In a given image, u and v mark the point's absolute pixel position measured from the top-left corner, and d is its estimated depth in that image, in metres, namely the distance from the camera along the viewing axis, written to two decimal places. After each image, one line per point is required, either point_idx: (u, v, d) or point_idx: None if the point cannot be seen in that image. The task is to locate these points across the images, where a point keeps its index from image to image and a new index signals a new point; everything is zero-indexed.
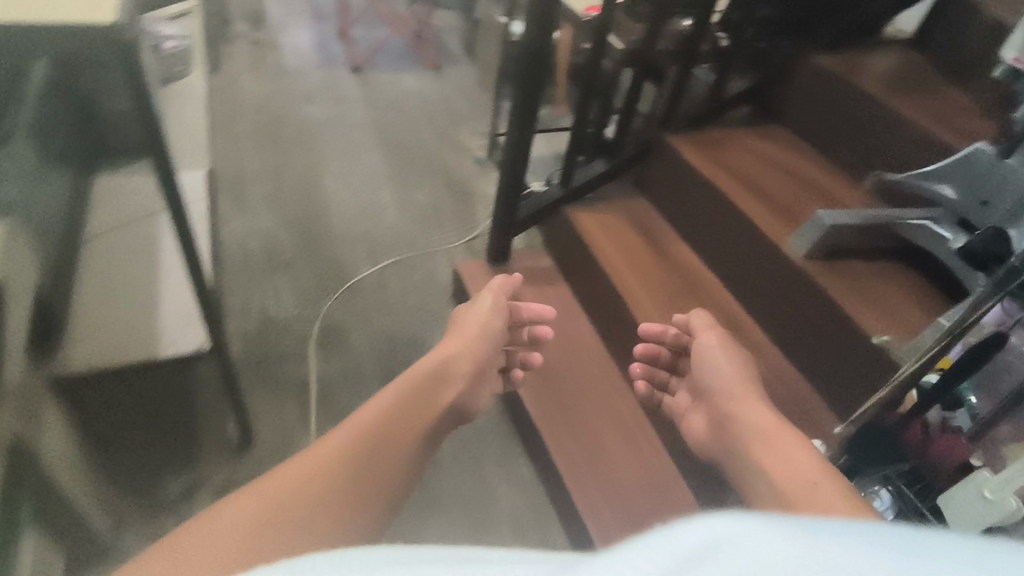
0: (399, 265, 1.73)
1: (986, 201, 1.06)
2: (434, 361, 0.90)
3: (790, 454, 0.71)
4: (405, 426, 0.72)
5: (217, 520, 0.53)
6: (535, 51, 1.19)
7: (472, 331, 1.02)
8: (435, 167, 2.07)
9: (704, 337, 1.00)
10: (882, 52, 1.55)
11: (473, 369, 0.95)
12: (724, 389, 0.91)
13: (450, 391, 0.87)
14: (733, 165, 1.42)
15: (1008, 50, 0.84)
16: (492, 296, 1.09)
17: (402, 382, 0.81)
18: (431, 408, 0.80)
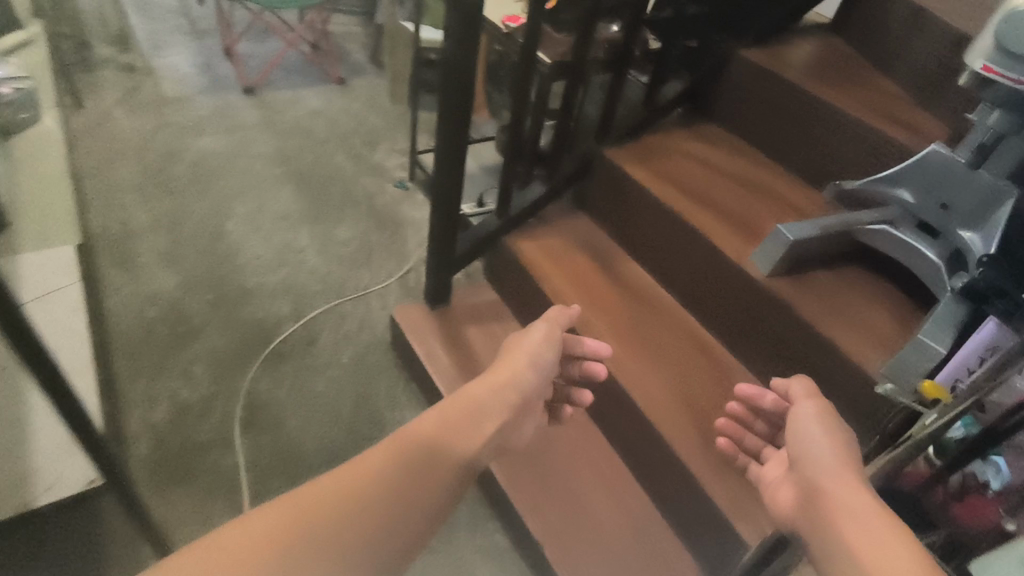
0: (327, 316, 1.54)
1: (946, 204, 1.01)
2: (472, 403, 0.86)
3: (885, 537, 0.62)
4: (437, 460, 0.74)
5: (249, 525, 0.60)
6: (459, 77, 1.04)
7: (518, 367, 0.94)
8: (354, 196, 1.87)
9: (804, 409, 0.84)
10: (810, 42, 1.50)
11: (509, 412, 0.89)
12: (813, 454, 0.77)
13: (489, 430, 0.84)
14: (678, 176, 1.34)
15: (975, 59, 0.78)
16: (549, 328, 1.03)
17: (440, 414, 0.81)
18: (466, 444, 0.80)
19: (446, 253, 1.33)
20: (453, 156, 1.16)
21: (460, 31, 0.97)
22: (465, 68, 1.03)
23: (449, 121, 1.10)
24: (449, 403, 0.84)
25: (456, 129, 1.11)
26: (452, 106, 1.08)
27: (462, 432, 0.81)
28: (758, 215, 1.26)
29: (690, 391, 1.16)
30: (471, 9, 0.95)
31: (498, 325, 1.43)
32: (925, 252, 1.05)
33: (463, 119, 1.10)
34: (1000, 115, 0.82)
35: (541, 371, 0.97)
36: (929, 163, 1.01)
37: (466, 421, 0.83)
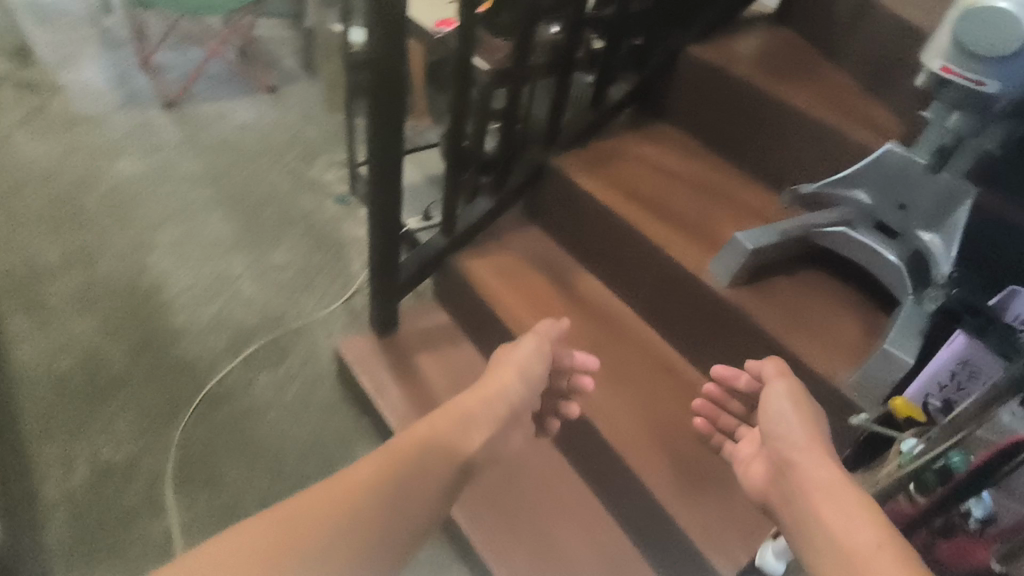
0: (267, 351, 1.43)
1: (904, 204, 0.97)
2: (461, 417, 0.85)
3: (853, 512, 0.63)
4: (427, 468, 0.75)
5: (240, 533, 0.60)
6: (387, 94, 0.94)
7: (505, 379, 0.92)
8: (291, 216, 1.75)
9: (775, 387, 0.84)
10: (757, 31, 1.44)
11: (497, 423, 0.87)
12: (784, 434, 0.78)
13: (478, 438, 0.84)
14: (631, 183, 1.28)
15: (933, 59, 0.73)
16: (537, 339, 0.99)
17: (433, 429, 0.81)
18: (458, 453, 0.80)
19: (391, 279, 1.24)
20: (389, 179, 1.07)
21: (381, 45, 0.88)
22: (393, 84, 0.93)
23: (381, 142, 1.01)
24: (437, 415, 0.84)
25: (389, 151, 1.02)
26: (383, 126, 0.98)
27: (454, 441, 0.81)
28: (715, 222, 1.21)
29: (655, 412, 1.11)
30: (393, 20, 0.86)
31: (453, 349, 1.35)
32: (885, 253, 1.00)
33: (396, 139, 1.01)
34: (960, 117, 0.77)
35: (529, 380, 0.94)
36: (886, 162, 0.96)
37: (455, 431, 0.83)
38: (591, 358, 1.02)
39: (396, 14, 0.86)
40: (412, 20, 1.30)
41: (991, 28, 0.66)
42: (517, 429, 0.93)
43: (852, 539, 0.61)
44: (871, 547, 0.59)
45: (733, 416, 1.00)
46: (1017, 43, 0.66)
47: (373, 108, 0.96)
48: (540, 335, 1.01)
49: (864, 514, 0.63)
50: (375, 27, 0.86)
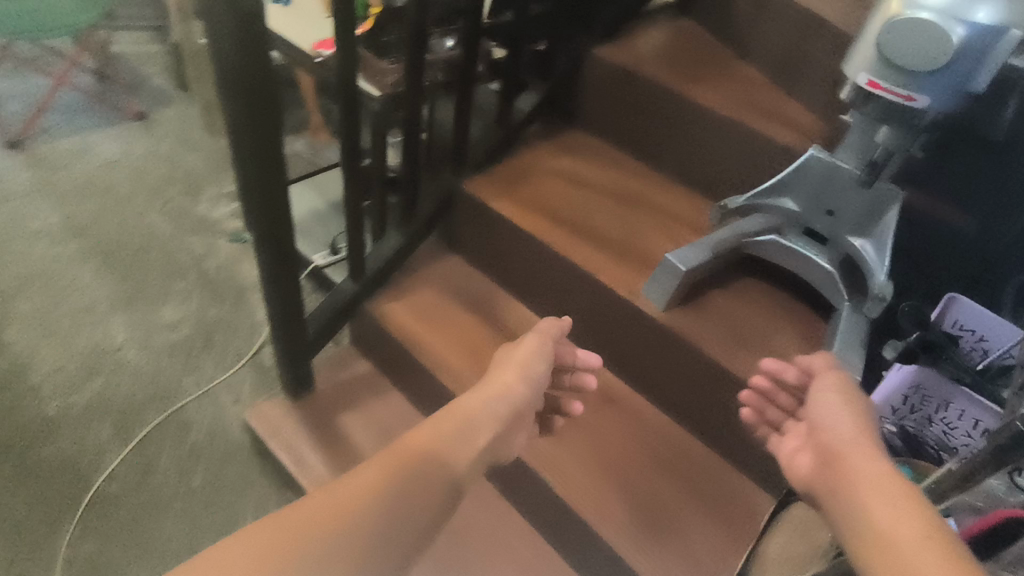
0: (163, 431, 1.25)
1: (833, 210, 0.93)
2: (466, 415, 0.77)
3: (898, 500, 0.52)
4: (434, 471, 0.65)
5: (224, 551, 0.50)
6: (262, 150, 0.78)
7: (507, 379, 0.84)
8: (178, 264, 1.55)
9: (825, 379, 0.71)
10: (659, 25, 1.38)
11: (500, 425, 0.78)
12: (832, 425, 0.65)
13: (482, 440, 0.75)
14: (550, 203, 1.19)
15: (858, 74, 0.67)
16: (537, 339, 0.90)
17: (437, 430, 0.71)
18: (464, 454, 0.71)
19: (298, 340, 1.08)
20: (282, 238, 0.92)
21: (245, 96, 0.72)
22: (269, 138, 0.78)
23: (263, 201, 0.85)
24: (442, 414, 0.75)
25: (275, 210, 0.87)
26: (263, 184, 0.83)
27: (455, 441, 0.72)
28: (642, 236, 1.14)
29: (605, 450, 1.04)
30: (258, 67, 0.70)
31: (379, 401, 1.22)
32: (817, 260, 0.97)
33: (281, 195, 0.85)
34: (889, 131, 0.72)
35: (532, 380, 0.86)
36: (812, 168, 0.92)
37: (458, 437, 0.72)
38: (593, 356, 0.95)
39: (262, 61, 0.70)
40: (287, 42, 1.16)
41: (918, 41, 0.61)
42: (520, 430, 0.85)
43: (899, 537, 0.49)
44: (914, 535, 0.49)
45: (782, 411, 0.83)
46: (947, 57, 0.61)
47: (246, 166, 0.80)
48: (543, 333, 0.92)
49: (913, 509, 0.51)
50: (229, 78, 0.70)
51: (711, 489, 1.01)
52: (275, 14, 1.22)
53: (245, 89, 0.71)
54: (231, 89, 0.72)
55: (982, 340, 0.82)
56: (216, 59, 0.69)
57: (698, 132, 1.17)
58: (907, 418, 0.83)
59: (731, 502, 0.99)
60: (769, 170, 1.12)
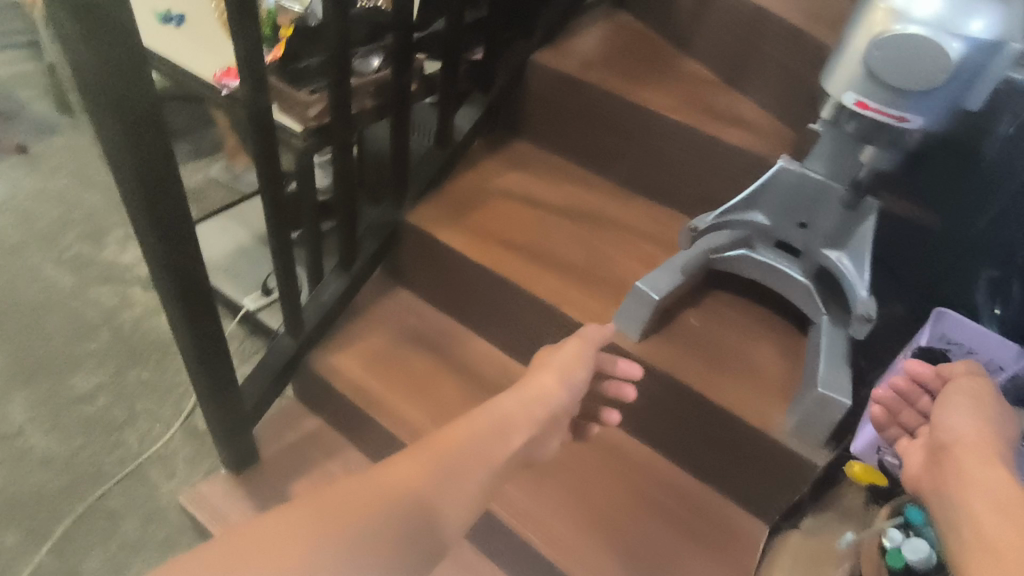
0: (85, 526, 1.08)
1: (804, 222, 0.88)
2: (499, 420, 0.72)
3: (1009, 506, 0.47)
4: (466, 471, 0.64)
5: (278, 516, 0.51)
6: (164, 211, 0.65)
7: (546, 383, 0.78)
8: (86, 323, 1.36)
9: (960, 383, 0.63)
10: (597, 22, 1.29)
11: (535, 429, 0.75)
12: (956, 425, 0.58)
13: (515, 444, 0.71)
14: (504, 230, 1.09)
15: (843, 93, 0.62)
16: (580, 342, 0.83)
17: (473, 429, 0.69)
18: (495, 455, 0.69)
19: (235, 416, 0.95)
20: (201, 312, 0.77)
21: (131, 146, 0.59)
22: (170, 192, 0.64)
23: (174, 272, 0.71)
24: (478, 414, 0.72)
25: (191, 279, 0.73)
26: (175, 251, 0.69)
27: (490, 448, 0.68)
28: (604, 257, 1.07)
29: (586, 492, 0.95)
30: (145, 112, 0.58)
31: (335, 463, 1.09)
32: (791, 273, 0.92)
33: (196, 262, 0.71)
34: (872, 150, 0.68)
35: (572, 390, 0.80)
36: (781, 181, 0.86)
37: (491, 440, 0.69)
38: (634, 367, 0.85)
39: (147, 101, 0.57)
40: (184, 72, 1.02)
41: (913, 59, 0.56)
42: (557, 435, 0.81)
43: (1005, 547, 0.44)
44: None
45: (921, 415, 0.71)
46: (944, 76, 0.56)
47: (147, 231, 0.66)
48: (587, 338, 0.84)
49: None
50: (109, 127, 0.57)
51: (705, 523, 0.93)
52: (166, 40, 1.08)
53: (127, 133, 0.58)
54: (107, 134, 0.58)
55: (971, 352, 0.79)
56: (88, 104, 0.56)
57: (652, 140, 1.10)
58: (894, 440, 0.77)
59: (724, 536, 0.92)
60: (731, 177, 1.05)
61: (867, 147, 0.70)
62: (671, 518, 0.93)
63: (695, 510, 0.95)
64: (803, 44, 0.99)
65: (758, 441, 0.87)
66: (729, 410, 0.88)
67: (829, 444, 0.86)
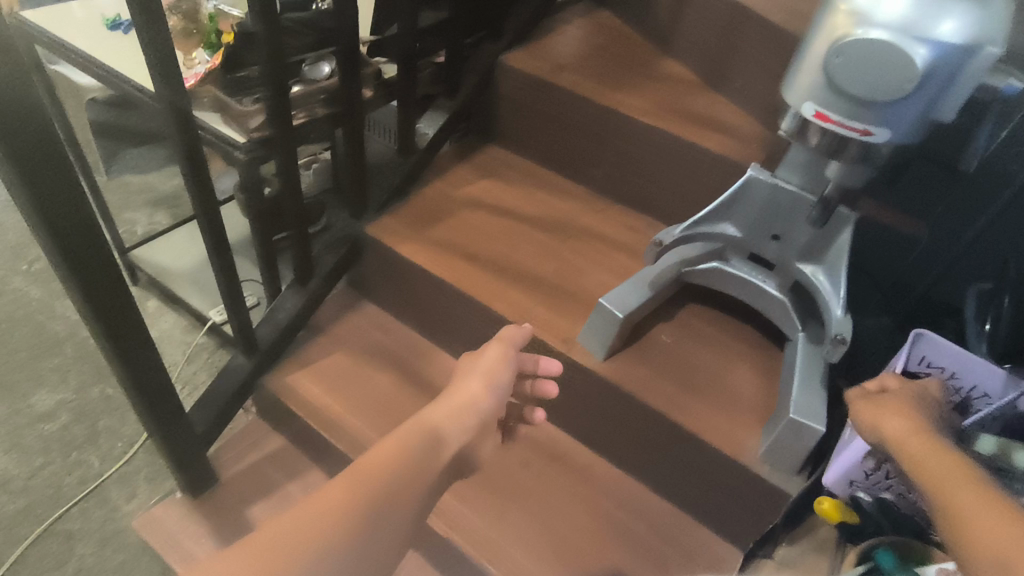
0: (39, 552, 1.05)
1: (778, 235, 0.82)
2: (427, 430, 0.66)
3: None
4: (399, 494, 0.57)
5: (254, 538, 0.49)
6: (52, 195, 0.55)
7: (472, 390, 0.72)
8: (51, 338, 1.33)
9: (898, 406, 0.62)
10: (570, 21, 1.23)
11: (467, 438, 0.69)
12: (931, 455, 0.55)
13: (445, 456, 0.65)
14: (468, 242, 1.05)
15: (801, 101, 0.58)
16: (500, 346, 0.78)
17: (398, 443, 0.62)
18: (430, 468, 0.62)
19: (181, 442, 0.90)
20: (108, 308, 0.67)
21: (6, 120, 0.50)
22: (64, 186, 0.56)
23: (70, 262, 0.60)
24: (399, 433, 0.64)
25: (89, 273, 0.62)
26: (66, 236, 0.59)
27: (419, 462, 0.61)
28: (572, 268, 1.02)
29: (550, 519, 0.91)
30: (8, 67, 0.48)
31: (295, 484, 1.05)
32: (766, 287, 0.85)
33: (96, 250, 0.62)
34: (838, 166, 0.68)
35: (498, 394, 0.74)
36: (752, 192, 0.80)
37: (425, 449, 0.63)
38: (554, 364, 0.83)
39: (19, 67, 0.48)
40: (121, 79, 0.99)
41: (873, 68, 0.52)
42: (488, 439, 0.74)
43: None
44: None
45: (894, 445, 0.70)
46: (909, 85, 0.52)
47: (37, 228, 0.57)
48: (506, 341, 0.79)
49: None
50: None
51: (674, 552, 0.88)
52: (113, 48, 1.04)
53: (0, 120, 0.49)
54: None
55: (954, 377, 0.73)
56: None
57: (624, 144, 1.05)
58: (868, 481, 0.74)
59: (696, 566, 0.87)
60: (707, 182, 0.99)
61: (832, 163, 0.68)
62: (640, 546, 0.88)
63: (665, 537, 0.90)
64: (780, 39, 0.92)
65: (729, 469, 0.82)
66: (697, 435, 0.83)
67: (803, 471, 0.80)
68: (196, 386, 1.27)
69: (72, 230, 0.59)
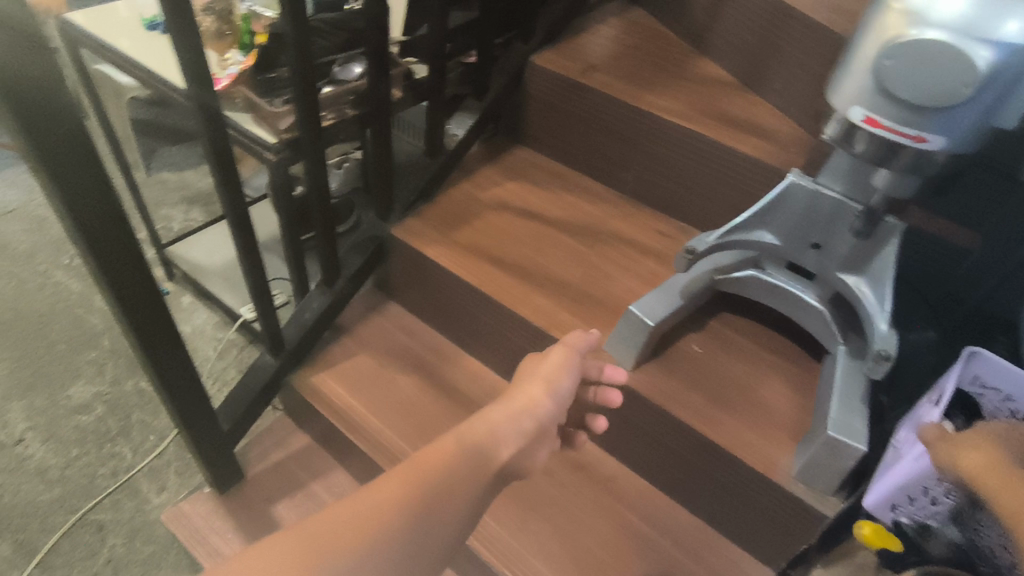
0: (73, 541, 1.07)
1: (818, 243, 0.78)
2: (483, 436, 0.63)
3: None
4: (450, 493, 0.56)
5: (309, 525, 0.48)
6: (84, 191, 0.56)
7: (533, 394, 0.69)
8: (88, 331, 1.37)
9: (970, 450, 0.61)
10: (603, 20, 1.21)
11: (523, 444, 0.66)
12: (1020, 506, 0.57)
13: (496, 463, 0.62)
14: (497, 245, 1.03)
15: (849, 105, 0.55)
16: (565, 350, 0.74)
17: (458, 443, 0.61)
18: (480, 473, 0.60)
19: (213, 437, 0.91)
20: (134, 298, 0.67)
21: (36, 118, 0.50)
22: (95, 180, 0.56)
23: (103, 254, 0.61)
24: (459, 432, 0.62)
25: (113, 258, 0.62)
26: (99, 232, 0.59)
27: (472, 464, 0.59)
28: (600, 274, 0.99)
29: (572, 531, 0.89)
30: (37, 67, 0.48)
31: (319, 484, 1.05)
32: (804, 297, 0.82)
33: (129, 244, 0.62)
34: (888, 174, 0.64)
35: (557, 400, 0.71)
36: (792, 198, 0.77)
37: (479, 453, 0.61)
38: (622, 372, 0.79)
39: (50, 68, 0.49)
40: (158, 78, 1.00)
41: (927, 71, 0.49)
42: (546, 446, 0.71)
43: None
44: None
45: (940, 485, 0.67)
46: (968, 89, 0.49)
47: (70, 225, 0.58)
48: (570, 346, 0.75)
49: None
50: (15, 115, 0.49)
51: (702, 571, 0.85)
52: (150, 49, 1.06)
53: (31, 120, 0.50)
54: (14, 122, 0.49)
55: (1008, 399, 0.70)
56: None
57: (654, 146, 1.02)
58: (910, 507, 0.71)
59: None
60: (742, 187, 0.96)
61: (878, 171, 0.65)
62: (667, 562, 0.86)
63: (693, 554, 0.87)
64: (824, 38, 0.88)
65: (759, 487, 0.79)
66: (729, 451, 0.80)
67: (839, 492, 0.76)
68: (226, 383, 1.29)
69: (104, 226, 0.59)
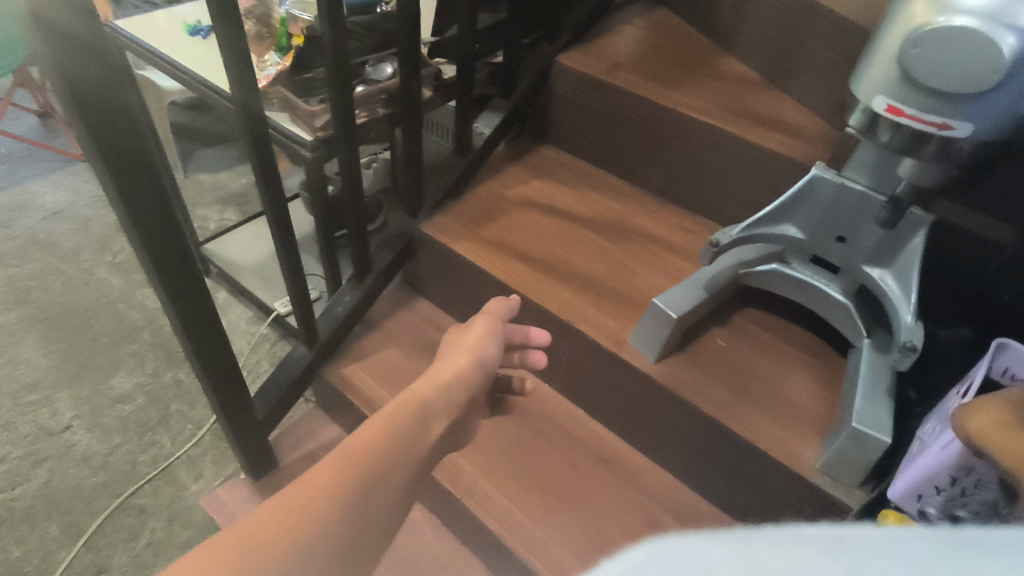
0: (116, 523, 1.12)
1: (844, 237, 0.79)
2: (417, 403, 0.65)
3: None
4: (392, 467, 0.55)
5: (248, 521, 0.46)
6: (136, 181, 0.59)
7: (460, 361, 0.73)
8: (129, 326, 1.43)
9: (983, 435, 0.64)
10: (629, 21, 1.22)
11: (454, 412, 0.69)
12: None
13: (434, 430, 0.64)
14: (522, 241, 1.05)
15: (873, 95, 0.57)
16: (486, 321, 0.80)
17: (387, 417, 0.61)
18: (419, 442, 0.61)
19: (248, 425, 0.94)
20: (183, 286, 0.70)
21: (95, 113, 0.53)
22: (147, 169, 0.59)
23: (150, 242, 0.64)
24: (393, 407, 0.63)
25: (162, 246, 0.65)
26: (150, 219, 0.62)
27: (412, 434, 0.60)
28: (624, 270, 1.01)
29: (595, 521, 0.90)
30: (101, 67, 0.51)
31: None
32: (829, 291, 0.82)
33: (174, 232, 0.65)
34: (912, 163, 0.65)
35: (486, 365, 0.76)
36: (817, 192, 0.77)
37: (415, 421, 0.62)
38: (544, 333, 0.86)
39: (111, 66, 0.52)
40: (202, 82, 1.05)
41: (953, 59, 0.50)
42: (476, 410, 0.76)
43: None
44: None
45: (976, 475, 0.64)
46: (995, 76, 0.49)
47: (121, 215, 0.61)
48: (492, 318, 0.81)
49: None
50: (75, 109, 0.52)
51: None
52: (194, 55, 1.11)
53: (93, 113, 0.53)
54: (76, 117, 0.52)
55: None
56: (50, 81, 0.51)
57: (678, 143, 1.03)
58: (943, 496, 0.67)
59: None
60: (766, 183, 0.97)
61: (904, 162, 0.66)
62: None
63: None
64: (852, 35, 0.88)
65: (784, 478, 0.79)
66: (756, 444, 0.80)
67: (866, 484, 0.77)
68: (259, 376, 1.33)
69: (157, 214, 0.63)
